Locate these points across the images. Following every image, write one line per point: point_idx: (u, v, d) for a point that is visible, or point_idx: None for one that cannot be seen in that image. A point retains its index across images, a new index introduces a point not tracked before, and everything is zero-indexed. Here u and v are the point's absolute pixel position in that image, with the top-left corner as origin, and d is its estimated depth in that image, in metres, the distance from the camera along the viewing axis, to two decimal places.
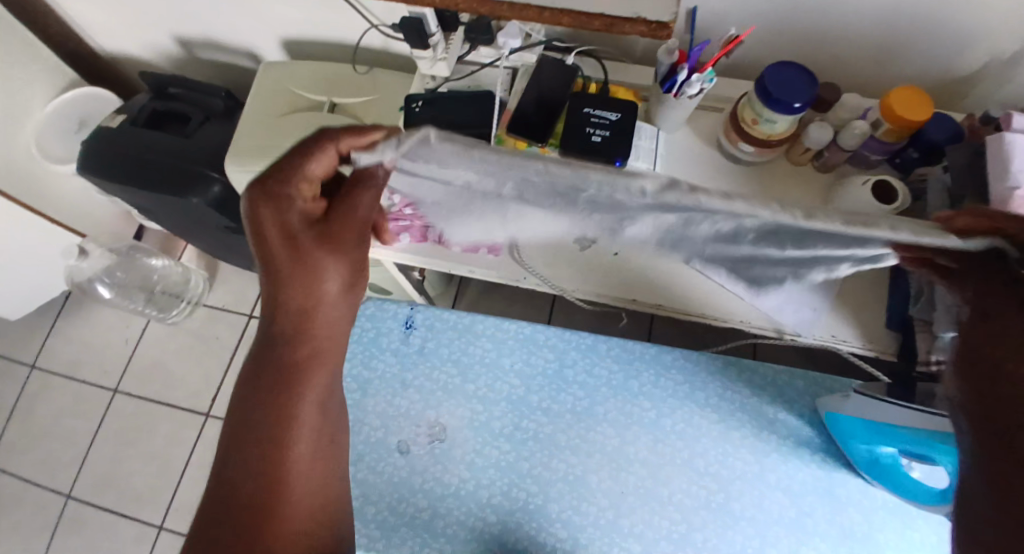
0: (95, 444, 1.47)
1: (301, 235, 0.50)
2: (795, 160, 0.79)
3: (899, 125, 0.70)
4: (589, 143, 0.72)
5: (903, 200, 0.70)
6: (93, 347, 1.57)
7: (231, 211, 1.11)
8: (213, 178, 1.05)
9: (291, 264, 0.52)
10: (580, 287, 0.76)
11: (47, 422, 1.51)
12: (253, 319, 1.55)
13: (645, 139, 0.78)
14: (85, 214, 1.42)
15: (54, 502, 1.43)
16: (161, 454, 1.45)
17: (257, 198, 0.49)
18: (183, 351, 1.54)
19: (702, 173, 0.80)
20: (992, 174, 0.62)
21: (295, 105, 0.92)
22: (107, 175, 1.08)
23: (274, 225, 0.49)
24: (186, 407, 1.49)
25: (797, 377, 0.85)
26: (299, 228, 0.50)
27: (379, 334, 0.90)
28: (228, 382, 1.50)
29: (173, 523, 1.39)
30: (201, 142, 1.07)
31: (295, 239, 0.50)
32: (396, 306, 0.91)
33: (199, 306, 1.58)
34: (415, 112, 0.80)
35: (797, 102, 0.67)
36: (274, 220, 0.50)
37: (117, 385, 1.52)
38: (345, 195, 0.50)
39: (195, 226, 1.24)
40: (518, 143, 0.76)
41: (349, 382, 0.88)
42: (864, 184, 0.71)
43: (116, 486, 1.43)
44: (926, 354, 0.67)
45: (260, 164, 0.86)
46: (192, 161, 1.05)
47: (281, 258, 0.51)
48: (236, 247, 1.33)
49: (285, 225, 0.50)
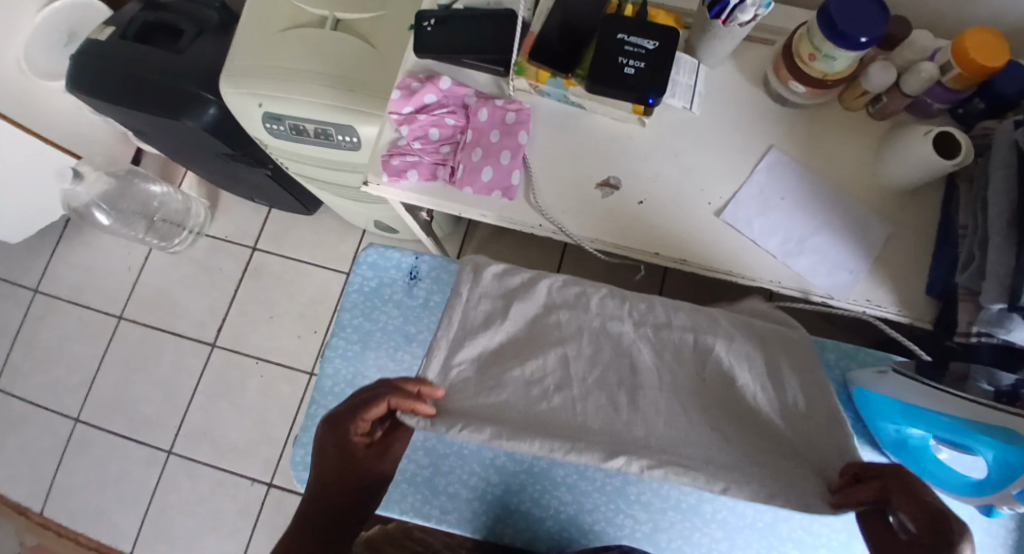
0: (103, 369, 1.48)
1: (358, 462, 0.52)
2: (849, 106, 0.71)
3: (971, 71, 0.60)
4: (619, 76, 0.64)
5: (965, 155, 0.61)
6: (95, 274, 1.54)
7: (230, 135, 1.04)
8: (208, 100, 0.97)
9: (339, 487, 0.52)
10: (595, 238, 0.69)
11: (52, 345, 1.51)
12: (257, 252, 1.51)
13: (683, 74, 0.71)
14: (78, 134, 1.35)
15: (64, 423, 1.46)
16: (167, 381, 1.45)
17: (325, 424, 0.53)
18: (187, 281, 1.51)
19: (743, 114, 0.72)
20: None
21: (295, 19, 0.83)
22: (96, 92, 1.01)
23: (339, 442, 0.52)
24: (191, 336, 1.48)
25: (828, 348, 0.75)
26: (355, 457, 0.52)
27: (381, 284, 0.80)
28: (233, 313, 1.48)
29: (182, 449, 1.41)
30: (194, 58, 0.98)
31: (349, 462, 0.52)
32: (400, 253, 0.81)
33: (201, 235, 1.54)
34: (427, 31, 0.72)
35: (864, 38, 0.58)
36: (332, 447, 0.52)
37: (121, 312, 1.51)
38: (393, 431, 0.54)
39: (191, 151, 1.17)
40: (541, 73, 0.68)
41: (348, 332, 0.79)
42: (925, 134, 0.62)
43: (124, 410, 1.45)
44: (967, 326, 0.60)
45: (256, 85, 0.79)
46: (185, 79, 0.96)
47: (331, 473, 0.52)
48: (237, 176, 1.27)
49: (341, 452, 0.52)
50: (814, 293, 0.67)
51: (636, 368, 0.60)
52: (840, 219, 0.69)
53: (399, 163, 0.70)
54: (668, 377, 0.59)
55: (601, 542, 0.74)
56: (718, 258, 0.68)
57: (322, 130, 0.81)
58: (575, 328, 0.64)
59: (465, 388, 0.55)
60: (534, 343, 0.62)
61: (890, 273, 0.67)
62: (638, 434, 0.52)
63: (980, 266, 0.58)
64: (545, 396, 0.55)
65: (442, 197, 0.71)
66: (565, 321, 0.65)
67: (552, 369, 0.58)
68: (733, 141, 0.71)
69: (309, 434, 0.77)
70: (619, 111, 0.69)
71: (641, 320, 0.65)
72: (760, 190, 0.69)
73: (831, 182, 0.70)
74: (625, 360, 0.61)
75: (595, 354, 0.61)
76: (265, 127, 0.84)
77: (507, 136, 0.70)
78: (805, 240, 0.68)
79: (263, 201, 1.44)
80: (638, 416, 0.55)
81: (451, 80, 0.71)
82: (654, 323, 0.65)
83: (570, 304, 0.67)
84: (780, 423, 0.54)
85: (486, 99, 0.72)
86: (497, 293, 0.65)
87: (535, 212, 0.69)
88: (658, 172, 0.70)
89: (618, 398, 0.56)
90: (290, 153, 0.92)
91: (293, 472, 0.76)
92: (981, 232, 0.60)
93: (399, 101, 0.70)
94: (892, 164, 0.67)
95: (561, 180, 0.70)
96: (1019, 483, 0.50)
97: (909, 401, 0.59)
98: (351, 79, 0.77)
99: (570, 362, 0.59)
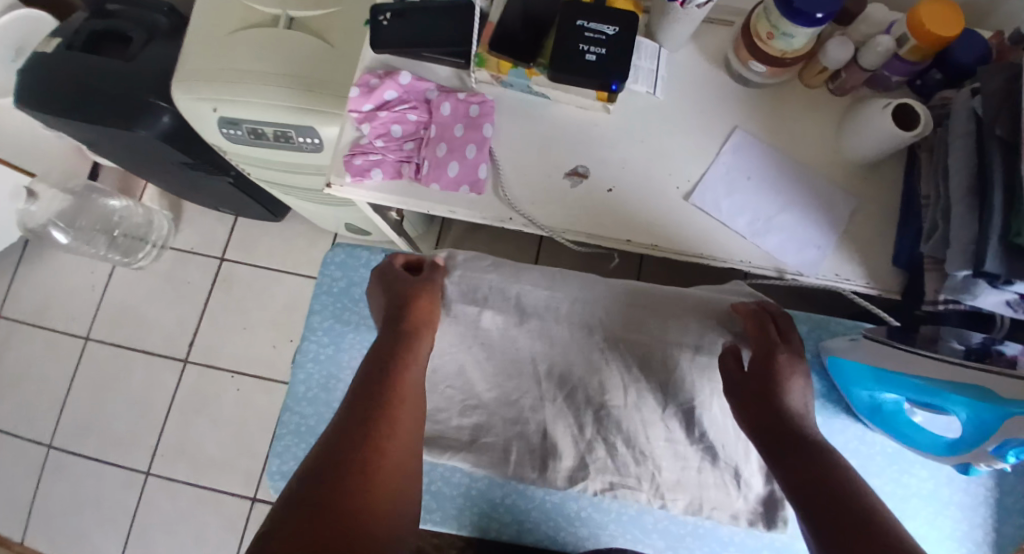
0: (72, 392, 1.43)
1: (414, 319, 0.62)
2: (809, 83, 0.72)
3: (926, 43, 0.61)
4: (581, 63, 0.64)
5: (924, 125, 0.62)
6: (58, 294, 1.48)
7: (187, 143, 1.01)
8: (161, 107, 0.94)
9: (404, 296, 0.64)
10: (567, 228, 0.68)
11: (18, 369, 1.45)
12: (226, 262, 1.47)
13: (644, 59, 0.71)
14: (31, 150, 1.30)
15: (35, 451, 1.40)
16: (142, 400, 1.41)
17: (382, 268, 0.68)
18: (154, 296, 1.46)
19: (706, 95, 0.72)
20: None
21: (248, 20, 0.80)
22: (45, 107, 0.96)
23: (395, 285, 0.65)
24: (162, 352, 1.43)
25: (800, 320, 0.74)
26: (411, 314, 0.62)
27: (350, 284, 0.78)
28: (205, 326, 1.44)
29: (161, 468, 1.37)
30: (145, 65, 0.94)
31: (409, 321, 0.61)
32: (368, 251, 0.79)
33: (167, 248, 1.49)
34: (383, 26, 0.70)
35: (820, 14, 0.58)
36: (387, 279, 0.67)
37: (88, 332, 1.46)
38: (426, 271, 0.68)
39: (149, 161, 1.12)
40: (501, 64, 0.67)
41: (320, 335, 0.77)
42: (884, 107, 0.63)
43: (98, 432, 1.40)
44: (934, 294, 0.61)
45: (210, 90, 0.76)
46: (135, 87, 0.93)
47: (401, 325, 0.61)
48: (198, 185, 1.23)
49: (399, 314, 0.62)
50: (784, 270, 0.68)
51: (605, 386, 0.67)
52: (806, 193, 0.69)
53: (362, 162, 0.68)
54: (634, 393, 0.66)
55: (587, 530, 0.71)
56: (689, 241, 0.68)
57: (282, 133, 0.79)
58: (545, 340, 0.68)
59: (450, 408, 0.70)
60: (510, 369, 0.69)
61: (857, 247, 0.68)
62: (598, 461, 0.67)
63: (943, 233, 0.59)
64: (530, 428, 0.69)
65: (405, 197, 0.69)
66: (536, 336, 0.67)
67: (535, 401, 0.70)
68: (700, 123, 0.71)
69: (283, 443, 0.74)
70: (583, 99, 0.69)
71: (612, 326, 0.67)
72: (726, 171, 0.69)
73: (790, 156, 0.71)
74: (594, 375, 0.67)
75: (566, 373, 0.68)
76: (223, 132, 0.82)
77: (471, 129, 0.69)
78: (772, 219, 0.69)
79: (229, 210, 1.40)
80: (601, 437, 0.67)
81: (411, 75, 0.70)
82: (622, 329, 0.67)
83: (541, 312, 0.67)
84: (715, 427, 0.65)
85: (448, 92, 0.70)
86: (466, 299, 0.68)
87: (502, 206, 0.68)
88: (626, 158, 0.70)
89: (584, 417, 0.68)
90: (251, 158, 0.89)
91: (269, 482, 0.74)
92: (943, 202, 0.60)
93: (358, 99, 0.68)
94: (854, 139, 0.67)
95: (527, 171, 0.69)
96: (995, 439, 0.52)
97: (880, 366, 0.58)
98: (308, 79, 0.75)
99: (541, 383, 0.69)
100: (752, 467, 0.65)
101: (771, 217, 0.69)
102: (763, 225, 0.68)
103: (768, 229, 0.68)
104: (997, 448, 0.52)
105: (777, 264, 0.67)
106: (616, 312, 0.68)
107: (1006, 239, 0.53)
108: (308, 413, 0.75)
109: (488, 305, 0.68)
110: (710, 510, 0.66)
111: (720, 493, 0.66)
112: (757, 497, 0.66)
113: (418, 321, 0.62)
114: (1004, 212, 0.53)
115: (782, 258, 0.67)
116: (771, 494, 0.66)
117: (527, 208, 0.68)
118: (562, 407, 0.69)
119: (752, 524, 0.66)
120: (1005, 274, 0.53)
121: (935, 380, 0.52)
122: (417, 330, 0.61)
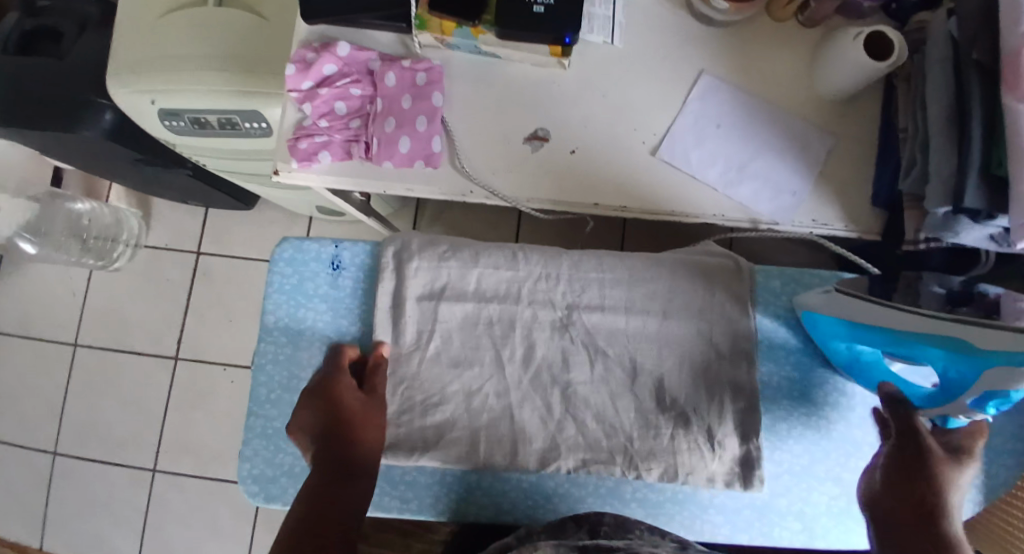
0: (67, 400, 1.42)
1: (353, 459, 0.61)
2: (778, 17, 0.67)
3: None
4: (529, 16, 0.59)
5: (900, 53, 0.58)
6: (39, 303, 1.45)
7: (136, 139, 0.96)
8: (103, 104, 0.89)
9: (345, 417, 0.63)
10: (531, 196, 0.64)
11: (10, 383, 1.44)
12: (202, 256, 1.43)
13: (598, 6, 0.66)
14: None
15: (40, 460, 1.40)
16: (137, 402, 1.40)
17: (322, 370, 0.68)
18: (135, 297, 1.43)
19: (670, 40, 0.67)
20: (1003, 21, 0.48)
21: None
22: None
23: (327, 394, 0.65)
24: (151, 352, 1.41)
25: (773, 275, 0.72)
26: (352, 451, 0.61)
27: (303, 280, 0.75)
28: (190, 322, 1.41)
29: (165, 465, 1.37)
30: (76, 61, 0.88)
31: (353, 456, 0.61)
32: (318, 243, 0.75)
33: (140, 248, 1.45)
34: None
35: None
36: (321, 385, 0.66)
37: (74, 338, 1.43)
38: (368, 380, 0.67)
39: (103, 161, 1.07)
40: (444, 24, 0.62)
41: (276, 335, 0.74)
42: (855, 36, 0.58)
43: (98, 438, 1.39)
44: (915, 233, 0.59)
45: (142, 80, 0.70)
46: (71, 85, 0.87)
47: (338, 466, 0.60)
48: (161, 180, 1.18)
49: (341, 453, 0.61)
50: (760, 221, 0.64)
51: (569, 363, 0.67)
52: (779, 137, 0.66)
53: (308, 146, 0.64)
54: (599, 367, 0.67)
55: (565, 506, 0.69)
56: (659, 199, 0.65)
57: (226, 120, 0.74)
58: (509, 322, 0.69)
59: (413, 409, 0.67)
60: (473, 349, 0.68)
61: (834, 191, 0.64)
62: (569, 438, 0.65)
63: (922, 170, 0.56)
64: (498, 411, 0.67)
65: (359, 177, 0.66)
66: (497, 318, 0.69)
67: (509, 378, 0.67)
68: (662, 72, 0.67)
69: (252, 447, 0.72)
70: (536, 55, 0.64)
71: (572, 303, 0.69)
72: (695, 120, 0.66)
73: (759, 99, 0.67)
74: (560, 354, 0.68)
75: (528, 353, 0.68)
76: (165, 124, 0.77)
77: (420, 99, 0.64)
78: (748, 166, 0.65)
79: (198, 202, 1.36)
80: (569, 414, 0.66)
81: (349, 45, 0.65)
82: (583, 305, 0.69)
83: (502, 294, 0.69)
84: (682, 395, 0.66)
85: (391, 61, 0.66)
86: (423, 292, 0.70)
87: (459, 180, 0.65)
88: (588, 116, 0.66)
89: (551, 398, 0.67)
90: (201, 149, 0.85)
91: (241, 487, 0.72)
92: (921, 135, 0.57)
93: (296, 77, 0.63)
94: (829, 73, 0.63)
95: (483, 139, 0.65)
96: (972, 394, 0.49)
97: (853, 319, 0.56)
98: (241, 59, 0.69)
99: (505, 365, 0.68)
100: (725, 428, 0.64)
101: (747, 164, 0.65)
102: (738, 175, 0.65)
103: (743, 179, 0.65)
104: (973, 401, 0.49)
105: (752, 215, 0.64)
106: (578, 290, 0.69)
107: (986, 172, 0.51)
108: (272, 416, 0.73)
109: (445, 296, 0.69)
110: (686, 475, 0.64)
111: (693, 456, 0.64)
112: (732, 458, 0.64)
113: (356, 463, 0.61)
114: (983, 144, 0.51)
115: (760, 205, 0.64)
116: (748, 452, 0.64)
117: (486, 181, 0.65)
118: (534, 382, 0.67)
119: (729, 486, 0.64)
120: (986, 209, 0.51)
121: (906, 330, 0.50)
122: (356, 467, 0.61)
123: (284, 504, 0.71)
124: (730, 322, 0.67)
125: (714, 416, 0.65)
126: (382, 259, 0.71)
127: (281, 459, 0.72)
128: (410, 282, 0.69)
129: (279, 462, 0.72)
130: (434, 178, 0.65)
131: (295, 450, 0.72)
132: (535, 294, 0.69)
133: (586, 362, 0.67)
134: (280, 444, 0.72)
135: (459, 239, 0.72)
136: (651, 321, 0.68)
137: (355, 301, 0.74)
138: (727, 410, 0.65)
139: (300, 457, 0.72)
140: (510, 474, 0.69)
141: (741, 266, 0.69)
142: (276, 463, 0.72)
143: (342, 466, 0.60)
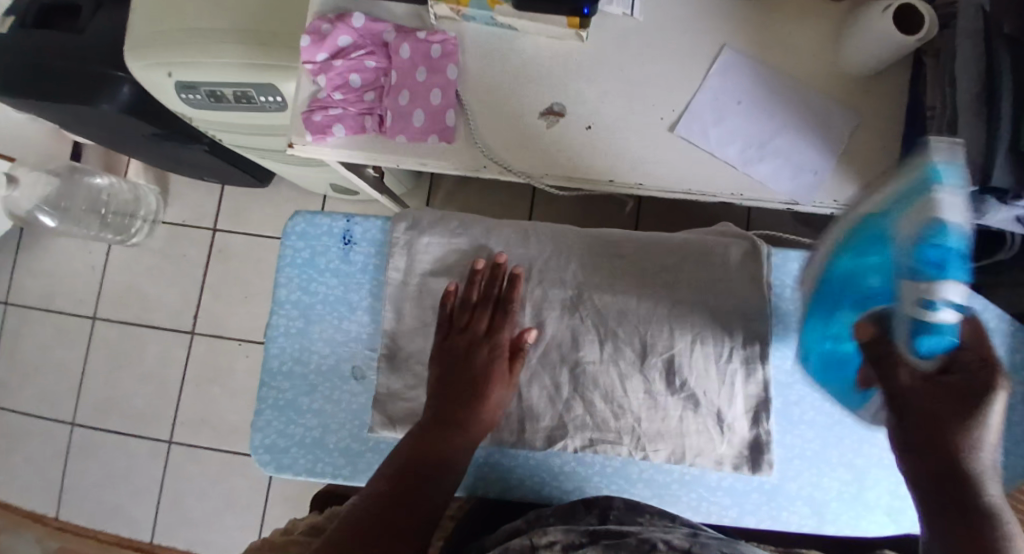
0: (88, 372, 1.45)
1: (474, 422, 0.63)
2: None
3: None
4: None
5: (929, 27, 0.56)
6: (61, 277, 1.48)
7: (153, 115, 0.96)
8: (120, 78, 0.89)
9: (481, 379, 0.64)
10: (547, 172, 0.64)
11: (34, 354, 1.47)
12: (218, 233, 1.45)
13: None
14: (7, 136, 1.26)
15: (63, 430, 1.44)
16: (156, 375, 1.43)
17: (477, 309, 0.67)
18: (153, 272, 1.46)
19: (691, 13, 0.66)
20: None
21: None
22: (6, 87, 0.92)
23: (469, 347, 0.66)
24: (169, 327, 1.44)
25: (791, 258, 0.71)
26: (476, 414, 0.63)
27: (314, 254, 0.75)
28: (206, 298, 1.43)
29: (183, 437, 1.40)
30: (95, 35, 0.89)
31: (474, 419, 0.63)
32: (329, 218, 0.76)
33: (158, 224, 1.47)
34: None
35: None
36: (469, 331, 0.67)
37: (94, 312, 1.46)
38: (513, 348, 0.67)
39: (121, 136, 1.08)
40: None
41: (288, 309, 0.75)
42: (884, 9, 0.57)
43: (119, 409, 1.43)
44: None
45: (159, 52, 0.70)
46: (89, 59, 0.87)
47: (454, 423, 0.63)
48: (178, 156, 1.19)
49: (459, 417, 0.63)
50: (777, 199, 0.63)
51: (579, 342, 0.67)
52: (800, 114, 0.64)
53: (323, 118, 0.64)
54: (609, 347, 0.66)
55: (572, 484, 0.70)
56: (676, 177, 0.64)
57: (241, 93, 0.74)
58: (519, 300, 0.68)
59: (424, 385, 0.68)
60: None
61: (856, 171, 0.63)
62: (577, 418, 0.66)
63: (949, 147, 0.55)
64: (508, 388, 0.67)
65: (376, 151, 0.66)
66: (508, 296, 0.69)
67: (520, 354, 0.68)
68: (683, 47, 0.65)
69: (264, 417, 0.74)
70: (554, 28, 0.63)
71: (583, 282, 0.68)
72: (713, 96, 0.64)
73: (781, 75, 0.65)
74: (569, 334, 0.67)
75: (539, 331, 0.68)
76: (181, 97, 0.76)
77: (435, 73, 0.64)
78: (766, 143, 0.64)
79: (214, 179, 1.36)
80: (578, 394, 0.66)
81: (364, 16, 0.65)
82: (594, 284, 0.68)
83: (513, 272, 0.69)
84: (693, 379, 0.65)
85: (406, 33, 0.65)
86: (433, 269, 0.70)
87: (471, 155, 0.65)
88: (605, 91, 0.65)
89: (560, 377, 0.67)
90: (217, 123, 0.85)
91: (254, 456, 0.73)
92: (949, 111, 0.56)
93: (311, 49, 0.62)
94: (854, 49, 0.61)
95: (500, 114, 0.64)
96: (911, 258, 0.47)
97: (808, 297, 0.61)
98: (256, 31, 0.68)
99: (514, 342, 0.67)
100: (735, 411, 0.65)
101: (765, 141, 0.64)
102: (756, 152, 0.63)
103: (761, 156, 0.63)
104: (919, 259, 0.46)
105: (772, 194, 0.63)
106: (589, 270, 0.69)
107: (1014, 149, 0.49)
108: (285, 387, 0.74)
109: (457, 273, 0.70)
110: (693, 457, 0.65)
111: (702, 438, 0.65)
112: (742, 441, 0.65)
113: (471, 426, 0.63)
114: (1012, 119, 0.49)
115: (777, 181, 0.63)
116: (757, 437, 0.65)
117: (500, 157, 0.64)
118: (546, 360, 0.67)
119: (738, 469, 0.65)
120: (1014, 188, 0.49)
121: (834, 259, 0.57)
122: (473, 429, 0.63)
123: (295, 474, 0.73)
124: (744, 305, 0.66)
125: (720, 396, 0.65)
126: (393, 235, 0.71)
127: (292, 430, 0.73)
128: (421, 258, 0.70)
129: (291, 433, 0.73)
130: (446, 153, 0.65)
131: (306, 422, 0.73)
132: (546, 273, 0.69)
133: (596, 341, 0.67)
134: (292, 416, 0.73)
135: (471, 216, 0.72)
136: (663, 301, 0.67)
137: (365, 277, 0.75)
138: (738, 392, 0.65)
139: (311, 429, 0.73)
140: (519, 452, 0.70)
141: (759, 247, 0.67)
142: (287, 434, 0.73)
143: (458, 426, 0.62)
